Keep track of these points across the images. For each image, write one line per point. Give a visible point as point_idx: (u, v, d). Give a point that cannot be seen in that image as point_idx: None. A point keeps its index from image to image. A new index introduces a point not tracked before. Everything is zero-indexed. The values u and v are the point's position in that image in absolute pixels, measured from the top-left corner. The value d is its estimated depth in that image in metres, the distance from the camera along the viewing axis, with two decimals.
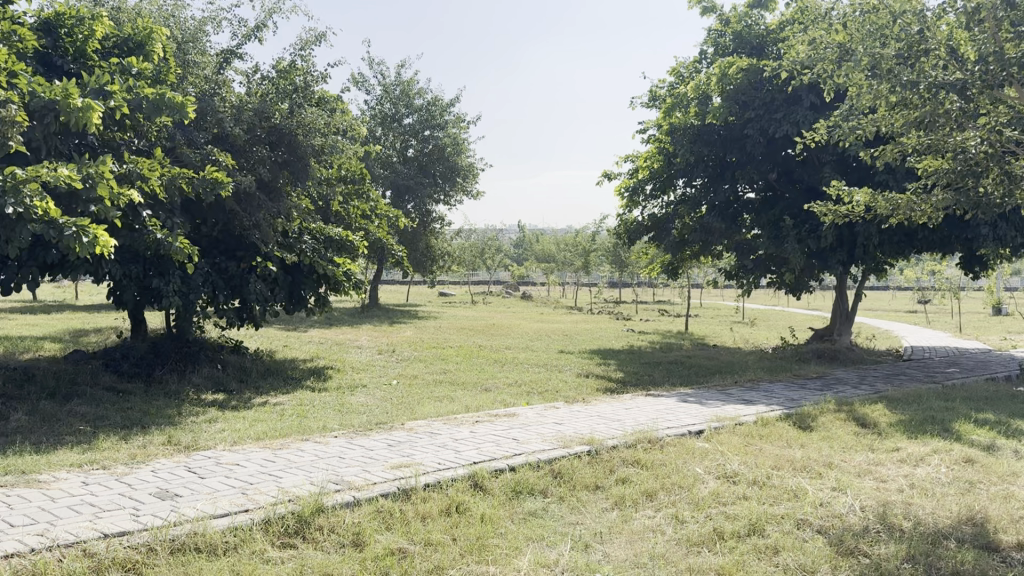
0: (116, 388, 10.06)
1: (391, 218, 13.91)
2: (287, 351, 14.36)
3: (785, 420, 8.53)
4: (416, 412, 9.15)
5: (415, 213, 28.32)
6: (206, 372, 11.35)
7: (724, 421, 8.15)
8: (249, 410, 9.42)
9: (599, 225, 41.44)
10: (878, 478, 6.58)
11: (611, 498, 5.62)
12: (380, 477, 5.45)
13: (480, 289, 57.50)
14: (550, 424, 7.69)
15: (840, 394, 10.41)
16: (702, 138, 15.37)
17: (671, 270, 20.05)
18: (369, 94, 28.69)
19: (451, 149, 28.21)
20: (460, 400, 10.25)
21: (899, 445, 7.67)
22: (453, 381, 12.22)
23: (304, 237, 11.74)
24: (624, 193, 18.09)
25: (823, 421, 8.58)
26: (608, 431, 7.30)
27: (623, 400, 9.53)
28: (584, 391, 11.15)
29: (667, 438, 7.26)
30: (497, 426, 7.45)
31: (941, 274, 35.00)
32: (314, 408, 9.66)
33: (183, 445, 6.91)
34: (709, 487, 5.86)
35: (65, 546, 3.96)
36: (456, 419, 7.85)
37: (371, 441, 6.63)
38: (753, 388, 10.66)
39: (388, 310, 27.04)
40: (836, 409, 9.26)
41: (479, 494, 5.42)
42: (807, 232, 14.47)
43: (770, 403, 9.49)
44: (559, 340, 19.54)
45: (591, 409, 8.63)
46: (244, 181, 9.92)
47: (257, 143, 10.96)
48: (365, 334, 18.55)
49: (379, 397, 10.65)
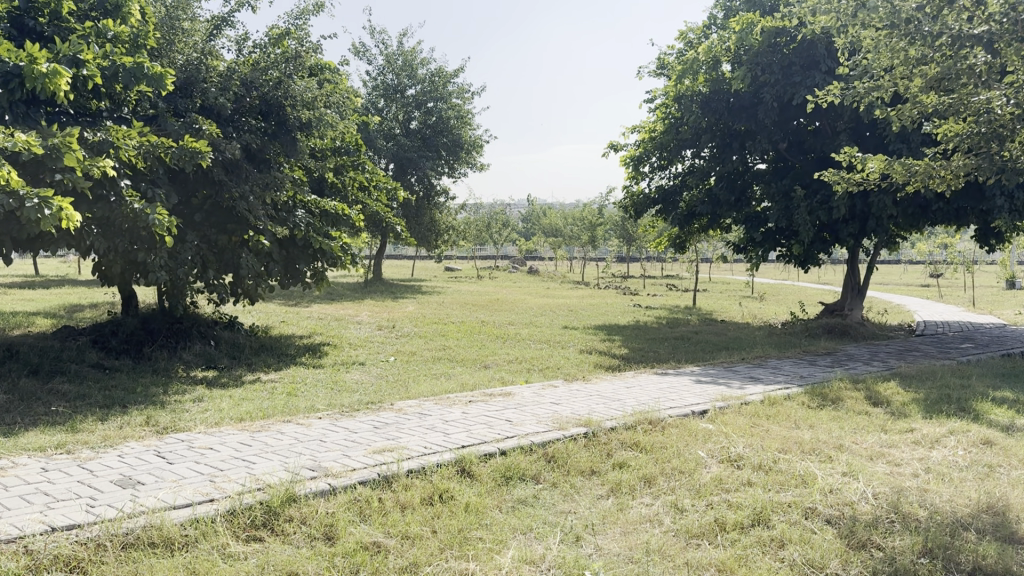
0: (102, 365, 9.79)
1: (389, 190, 13.54)
2: (283, 327, 14.03)
3: (794, 399, 8.16)
4: (411, 390, 8.85)
5: (418, 187, 27.91)
6: (197, 349, 11.05)
7: (729, 400, 7.79)
8: (239, 388, 9.11)
9: (606, 199, 40.95)
10: (891, 461, 6.21)
11: (607, 484, 5.28)
12: (360, 462, 5.10)
13: (488, 264, 57.12)
14: (547, 404, 7.34)
15: (852, 370, 10.03)
16: (711, 106, 14.88)
17: (678, 243, 19.63)
18: (371, 64, 28.21)
19: (454, 121, 27.76)
20: (457, 378, 9.93)
21: (913, 426, 7.30)
22: (451, 358, 11.89)
23: (298, 212, 11.35)
24: (629, 163, 17.68)
25: (834, 400, 8.20)
26: (607, 411, 6.95)
27: (625, 378, 9.17)
28: (585, 368, 10.80)
29: (669, 418, 6.90)
30: (490, 406, 7.11)
31: (951, 248, 34.41)
32: (305, 385, 9.36)
33: (161, 426, 6.59)
34: (711, 473, 5.51)
35: (5, 543, 3.66)
36: (449, 399, 7.51)
37: (355, 422, 6.29)
38: (761, 365, 10.29)
39: (391, 284, 26.71)
40: (847, 386, 8.89)
41: (465, 481, 5.07)
42: (818, 204, 14.01)
43: (779, 381, 9.11)
44: (564, 315, 19.18)
45: (591, 388, 8.28)
46: (232, 151, 9.55)
47: (249, 114, 10.51)
48: (365, 309, 18.23)
49: (375, 375, 10.34)
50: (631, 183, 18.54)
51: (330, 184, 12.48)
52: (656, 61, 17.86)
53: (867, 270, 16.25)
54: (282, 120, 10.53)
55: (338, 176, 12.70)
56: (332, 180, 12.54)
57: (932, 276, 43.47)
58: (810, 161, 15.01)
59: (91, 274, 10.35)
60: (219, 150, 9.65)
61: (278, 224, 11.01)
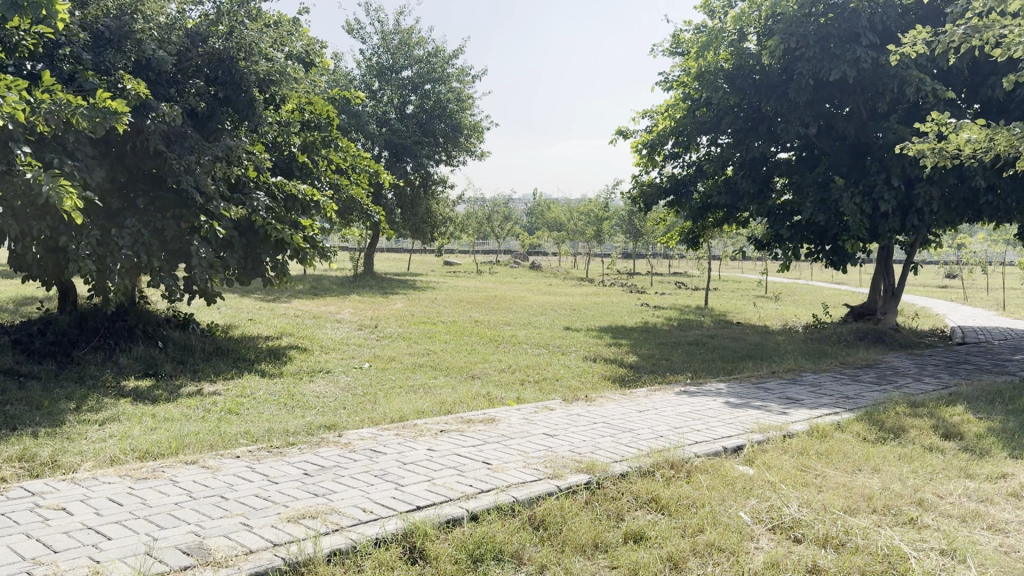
0: (16, 371, 8.27)
1: (371, 173, 12.04)
2: (249, 326, 12.49)
3: (848, 431, 6.58)
4: (378, 410, 7.29)
5: (414, 175, 26.35)
6: (138, 352, 9.54)
7: (768, 431, 6.22)
8: (171, 404, 7.58)
9: (613, 192, 39.29)
10: (995, 527, 4.65)
11: (618, 570, 3.72)
12: (265, 538, 3.55)
13: (489, 260, 55.56)
14: (538, 436, 5.75)
15: (905, 391, 8.44)
16: (735, 83, 13.30)
17: (691, 239, 18.07)
18: (365, 43, 26.68)
19: (452, 105, 26.18)
20: (436, 392, 8.36)
21: (1007, 470, 5.72)
22: (434, 365, 10.32)
23: (260, 195, 9.84)
24: (640, 149, 16.18)
25: (897, 432, 6.61)
26: (615, 449, 5.37)
27: (635, 397, 7.59)
28: (587, 381, 9.23)
29: (696, 460, 5.33)
30: (466, 440, 5.54)
31: (968, 246, 32.74)
32: (252, 401, 7.82)
33: (34, 464, 5.03)
34: (764, 552, 3.95)
35: None
36: (416, 427, 5.95)
37: (282, 466, 4.72)
38: (795, 381, 8.71)
39: (383, 279, 25.13)
40: (906, 412, 7.30)
41: (413, 568, 3.51)
42: (855, 194, 12.42)
43: (822, 403, 7.53)
44: (565, 315, 17.62)
45: (597, 412, 6.72)
46: (170, 115, 8.03)
47: (198, 74, 9.00)
48: (348, 305, 16.69)
49: (342, 387, 8.76)
50: (641, 172, 16.98)
51: (300, 164, 10.90)
52: (670, 38, 16.34)
53: (904, 271, 14.57)
54: (232, 81, 8.94)
55: (309, 155, 11.11)
56: (302, 160, 11.03)
57: (948, 277, 41.74)
58: (844, 149, 13.43)
59: (10, 267, 8.83)
60: (154, 116, 8.13)
61: (234, 207, 9.48)
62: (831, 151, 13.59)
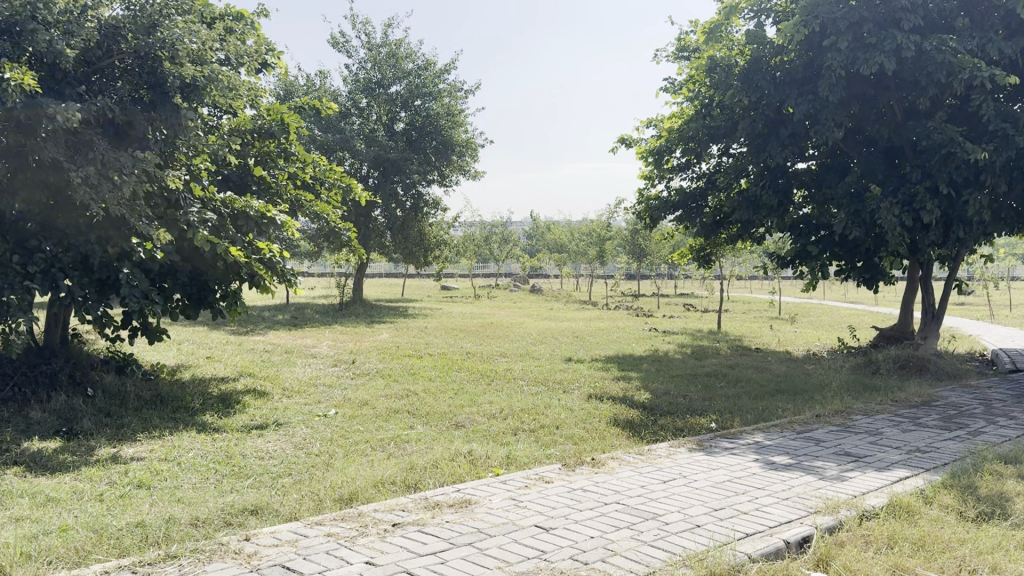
0: None
1: (343, 188, 10.57)
2: (205, 365, 10.91)
3: (939, 505, 4.98)
4: (326, 480, 5.70)
5: (405, 196, 24.85)
6: (56, 402, 7.99)
7: (839, 513, 4.60)
8: (69, 475, 6.02)
9: (617, 212, 37.68)
10: None
11: None
12: None
13: (488, 283, 53.87)
14: (526, 531, 4.13)
15: (987, 439, 6.81)
16: (751, 81, 11.83)
17: (702, 259, 16.55)
18: (351, 59, 25.28)
19: (444, 121, 24.72)
20: (408, 451, 6.77)
21: None
22: (412, 412, 8.68)
23: (204, 211, 8.38)
24: (647, 160, 14.73)
25: (1004, 504, 4.99)
26: (638, 558, 3.74)
27: (656, 459, 5.99)
28: (595, 429, 7.66)
29: (750, 567, 3.73)
30: (426, 542, 3.93)
31: (984, 264, 31.09)
32: (176, 468, 6.26)
33: None
34: None
35: None
36: (363, 518, 4.34)
37: None
38: (849, 430, 7.08)
39: (371, 306, 23.51)
40: (1003, 472, 5.68)
41: None
42: (894, 203, 10.87)
43: (894, 463, 5.91)
44: (567, 343, 16.03)
45: (608, 485, 5.12)
46: (69, 113, 6.51)
47: (124, 74, 7.64)
48: (328, 338, 15.05)
49: (294, 444, 7.18)
50: (646, 185, 15.53)
51: (256, 177, 9.59)
52: (677, 40, 15.01)
53: (947, 290, 12.86)
54: (154, 82, 7.62)
55: (265, 169, 9.73)
56: (261, 174, 9.64)
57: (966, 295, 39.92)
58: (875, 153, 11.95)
59: None
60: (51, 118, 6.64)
61: (169, 227, 7.95)
62: (862, 156, 12.07)
